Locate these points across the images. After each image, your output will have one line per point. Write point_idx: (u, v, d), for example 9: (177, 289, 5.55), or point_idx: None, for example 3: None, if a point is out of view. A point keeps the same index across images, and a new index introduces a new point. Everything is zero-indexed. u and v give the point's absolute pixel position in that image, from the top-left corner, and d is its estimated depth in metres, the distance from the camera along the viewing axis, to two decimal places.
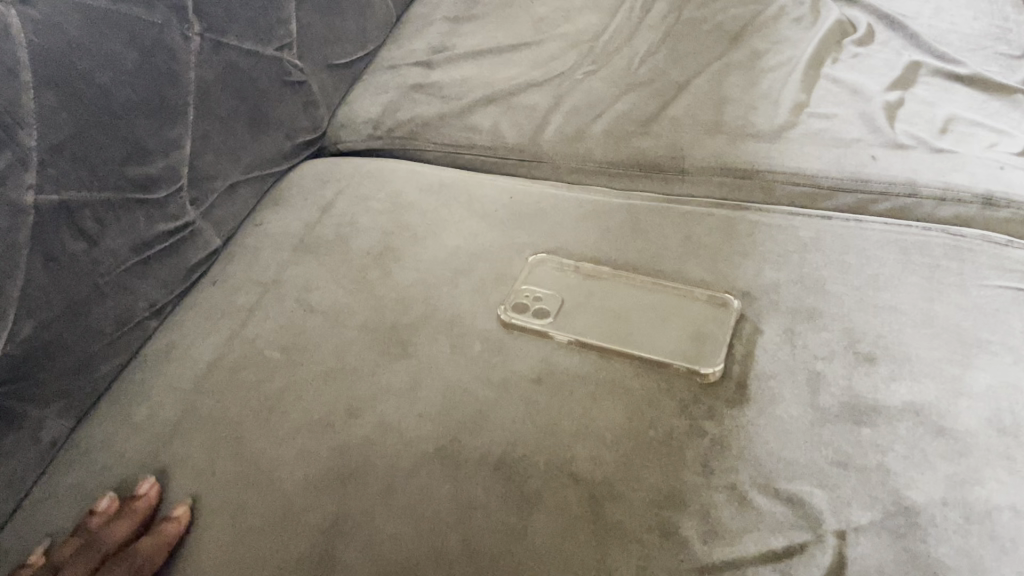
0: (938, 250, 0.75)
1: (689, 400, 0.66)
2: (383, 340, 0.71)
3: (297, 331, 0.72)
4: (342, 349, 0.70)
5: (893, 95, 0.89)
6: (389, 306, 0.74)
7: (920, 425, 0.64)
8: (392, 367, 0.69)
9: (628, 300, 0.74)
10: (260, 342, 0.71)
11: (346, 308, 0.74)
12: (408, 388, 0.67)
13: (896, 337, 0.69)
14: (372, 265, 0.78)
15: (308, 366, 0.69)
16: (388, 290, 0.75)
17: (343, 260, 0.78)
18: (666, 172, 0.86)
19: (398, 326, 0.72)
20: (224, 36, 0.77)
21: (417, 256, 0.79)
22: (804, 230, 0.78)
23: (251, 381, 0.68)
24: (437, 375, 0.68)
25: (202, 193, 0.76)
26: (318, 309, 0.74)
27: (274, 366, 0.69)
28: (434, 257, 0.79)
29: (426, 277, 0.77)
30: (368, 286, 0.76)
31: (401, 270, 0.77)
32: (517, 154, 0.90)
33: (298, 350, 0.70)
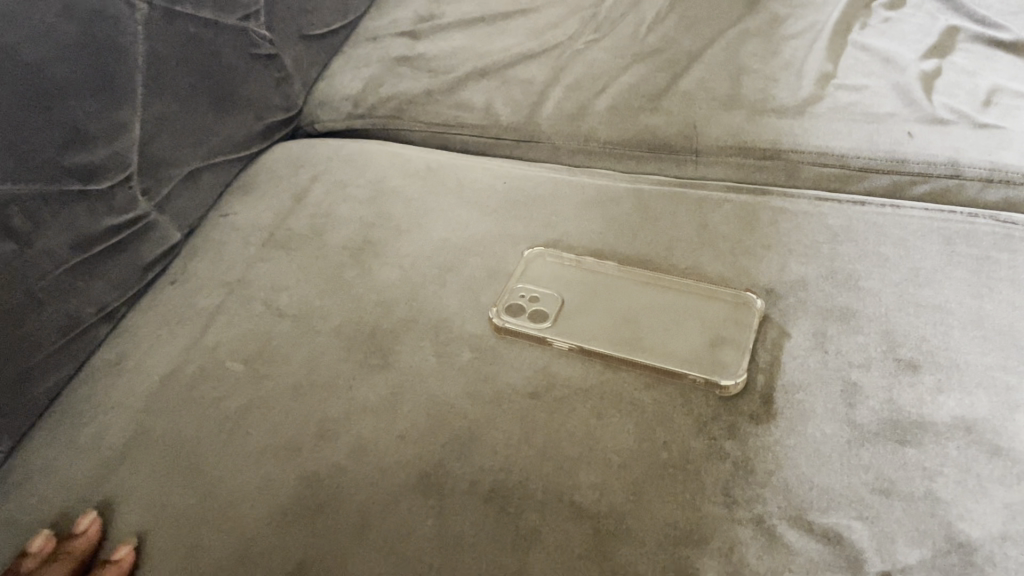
0: (987, 240, 0.66)
1: (707, 416, 0.58)
2: (361, 349, 0.63)
3: (264, 339, 0.64)
4: (315, 358, 0.62)
5: (929, 64, 0.80)
6: (368, 308, 0.66)
7: (972, 445, 0.55)
8: (370, 380, 0.61)
9: (637, 299, 0.66)
10: (223, 354, 0.63)
11: (320, 312, 0.66)
12: (387, 405, 0.59)
13: (941, 342, 0.61)
14: (350, 261, 0.70)
15: (276, 380, 0.61)
16: (367, 290, 0.67)
17: (318, 257, 0.70)
18: (678, 153, 0.77)
19: (378, 332, 0.64)
20: (177, 2, 0.67)
21: (401, 251, 0.70)
22: (834, 217, 0.70)
23: (212, 398, 0.60)
24: (421, 389, 0.60)
25: (156, 182, 0.67)
26: (289, 313, 0.66)
27: (238, 381, 0.61)
28: (419, 251, 0.70)
29: (410, 274, 0.68)
30: (345, 284, 0.68)
31: (383, 267, 0.69)
32: (512, 133, 0.82)
33: (266, 361, 0.63)
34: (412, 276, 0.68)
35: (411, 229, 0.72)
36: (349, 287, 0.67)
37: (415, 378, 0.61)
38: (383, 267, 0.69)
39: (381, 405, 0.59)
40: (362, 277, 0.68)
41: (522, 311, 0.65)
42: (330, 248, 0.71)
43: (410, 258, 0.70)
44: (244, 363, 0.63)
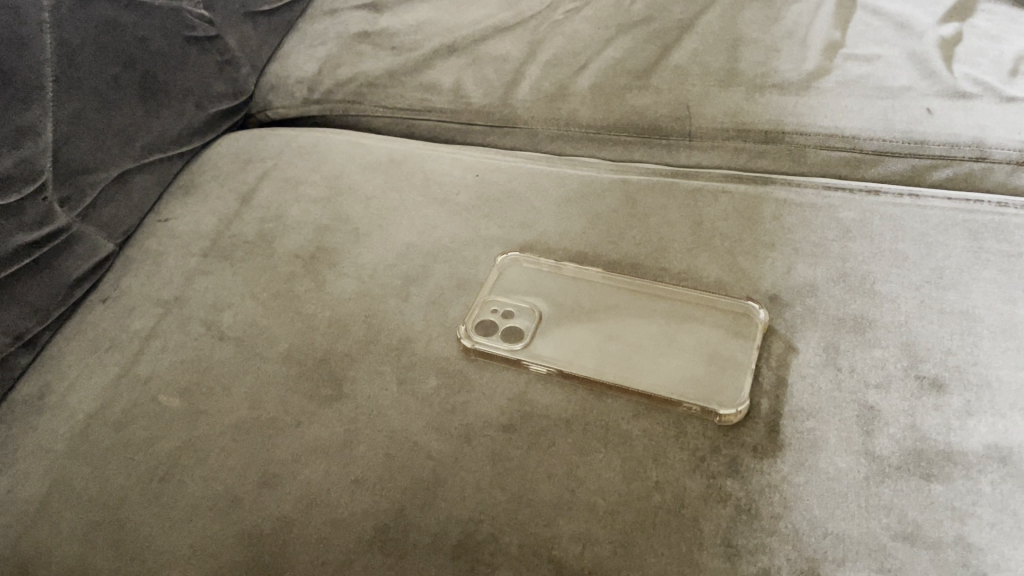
0: (1018, 233, 0.58)
1: (705, 450, 0.51)
2: (315, 377, 0.56)
3: (206, 368, 0.57)
4: (263, 391, 0.56)
5: (948, 29, 0.72)
6: (324, 328, 0.59)
7: (1009, 479, 0.48)
8: (324, 415, 0.54)
9: (624, 311, 0.59)
10: (159, 385, 0.56)
11: (270, 334, 0.59)
12: (343, 443, 0.53)
13: (970, 356, 0.53)
14: (304, 273, 0.62)
15: (218, 416, 0.54)
16: (322, 307, 0.60)
17: (269, 269, 0.63)
18: (670, 137, 0.69)
19: (334, 356, 0.57)
20: None
21: (361, 259, 0.63)
22: (845, 210, 0.62)
23: (145, 439, 0.54)
24: (380, 424, 0.53)
25: (76, 190, 0.60)
26: (235, 337, 0.59)
27: (175, 418, 0.54)
28: (382, 260, 0.63)
29: (371, 287, 0.61)
30: (299, 301, 0.61)
31: (340, 279, 0.62)
32: (485, 118, 0.74)
33: (208, 393, 0.56)
34: (373, 288, 0.61)
35: (372, 233, 0.65)
36: (303, 303, 0.60)
37: (375, 410, 0.54)
38: (341, 279, 0.62)
39: (335, 445, 0.53)
40: (317, 293, 0.61)
41: (495, 329, 0.58)
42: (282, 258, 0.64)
43: (370, 268, 0.62)
44: (182, 396, 0.56)
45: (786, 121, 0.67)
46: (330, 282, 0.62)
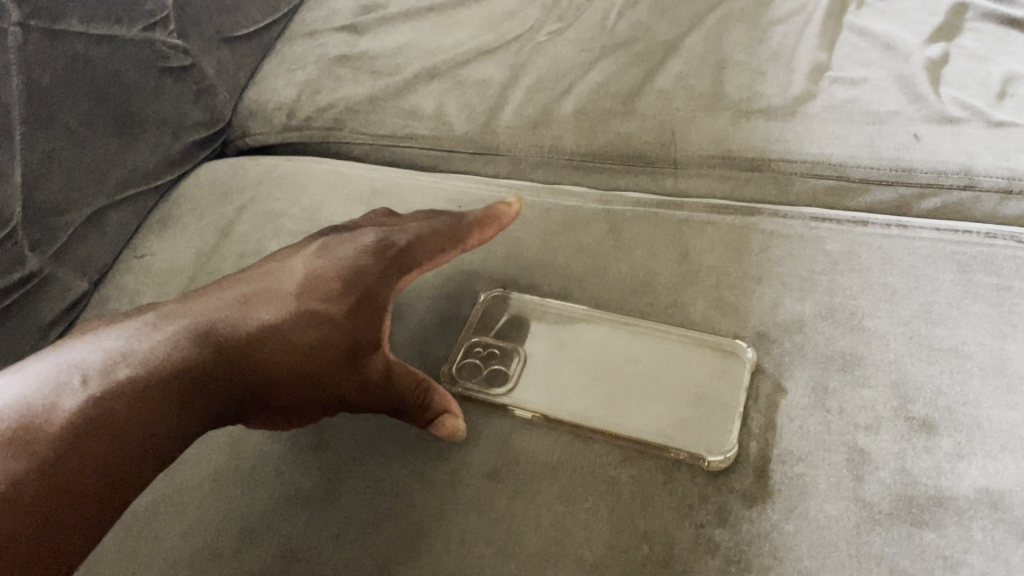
0: (1008, 265, 0.58)
1: (693, 497, 0.50)
2: (354, 333, 0.50)
3: (229, 306, 0.49)
4: (297, 340, 0.49)
5: (935, 49, 0.70)
6: (365, 279, 0.52)
7: (1000, 525, 0.48)
8: (360, 367, 0.50)
9: (611, 349, 0.58)
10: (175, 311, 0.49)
11: (308, 282, 0.51)
12: (370, 399, 0.51)
13: (960, 396, 0.53)
14: (349, 232, 0.55)
15: (246, 369, 0.48)
16: (370, 260, 0.53)
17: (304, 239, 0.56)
18: (656, 164, 0.68)
19: (375, 316, 0.51)
20: (58, 21, 0.58)
21: (435, 226, 0.57)
22: (832, 241, 0.61)
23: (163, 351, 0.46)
24: (408, 376, 0.51)
25: (49, 232, 0.58)
26: (260, 286, 0.51)
27: (195, 349, 0.47)
28: (442, 231, 0.57)
29: (415, 250, 0.55)
30: (343, 253, 0.53)
31: (392, 237, 0.55)
32: (467, 145, 0.72)
33: (231, 333, 0.48)
34: (416, 252, 0.55)
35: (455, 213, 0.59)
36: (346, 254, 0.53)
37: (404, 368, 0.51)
38: (398, 238, 0.55)
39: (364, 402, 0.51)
40: (364, 246, 0.53)
41: (481, 377, 0.58)
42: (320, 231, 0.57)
43: (427, 233, 0.56)
44: (202, 321, 0.48)
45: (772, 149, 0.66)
46: (380, 239, 0.54)
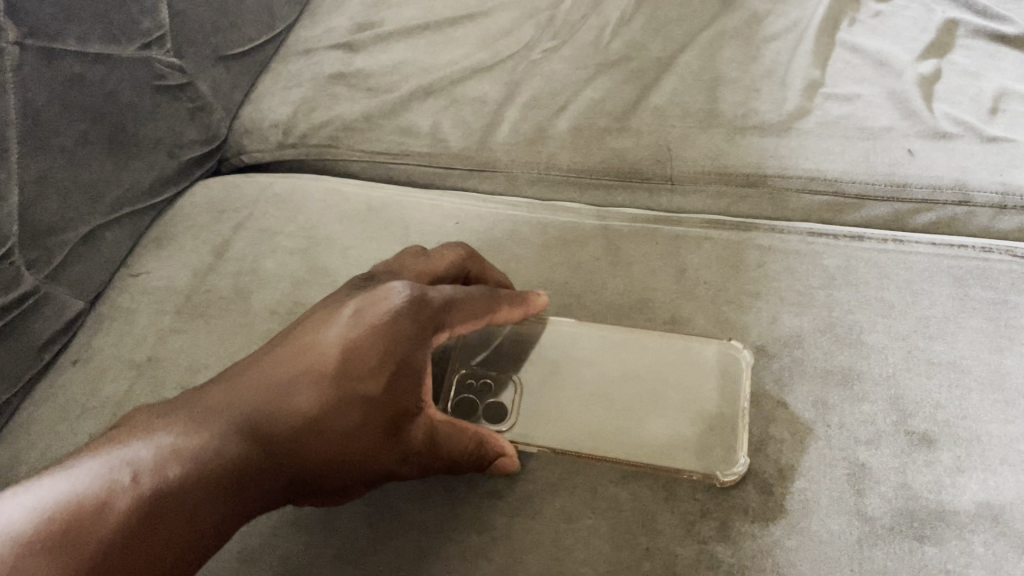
0: (1002, 279, 0.58)
1: (695, 514, 0.50)
2: (398, 403, 0.47)
3: (266, 391, 0.46)
4: (341, 422, 0.46)
5: (927, 66, 0.71)
6: (401, 348, 0.48)
7: (1001, 539, 0.48)
8: (406, 438, 0.48)
9: (609, 367, 0.58)
10: (197, 417, 0.44)
11: (346, 352, 0.47)
12: (419, 467, 0.49)
13: (959, 410, 0.53)
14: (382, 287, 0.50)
15: (288, 459, 0.45)
16: (407, 323, 0.49)
17: (333, 297, 0.52)
18: (652, 181, 0.68)
19: (416, 383, 0.48)
20: (56, 40, 0.57)
21: (473, 291, 0.53)
22: (829, 256, 0.61)
23: (206, 450, 0.42)
24: (454, 440, 0.49)
25: (46, 252, 0.58)
26: (296, 361, 0.47)
27: (238, 448, 0.43)
28: (479, 296, 0.53)
29: (453, 310, 0.51)
30: (378, 312, 0.49)
31: (428, 293, 0.51)
32: (463, 162, 0.72)
33: (269, 422, 0.45)
34: (454, 312, 0.52)
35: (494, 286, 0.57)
36: (382, 315, 0.48)
37: (450, 434, 0.49)
38: (434, 297, 0.51)
39: (416, 470, 0.49)
40: (403, 305, 0.49)
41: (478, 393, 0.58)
42: (351, 285, 0.54)
43: (463, 295, 0.52)
44: (234, 415, 0.44)
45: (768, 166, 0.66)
46: (418, 296, 0.50)
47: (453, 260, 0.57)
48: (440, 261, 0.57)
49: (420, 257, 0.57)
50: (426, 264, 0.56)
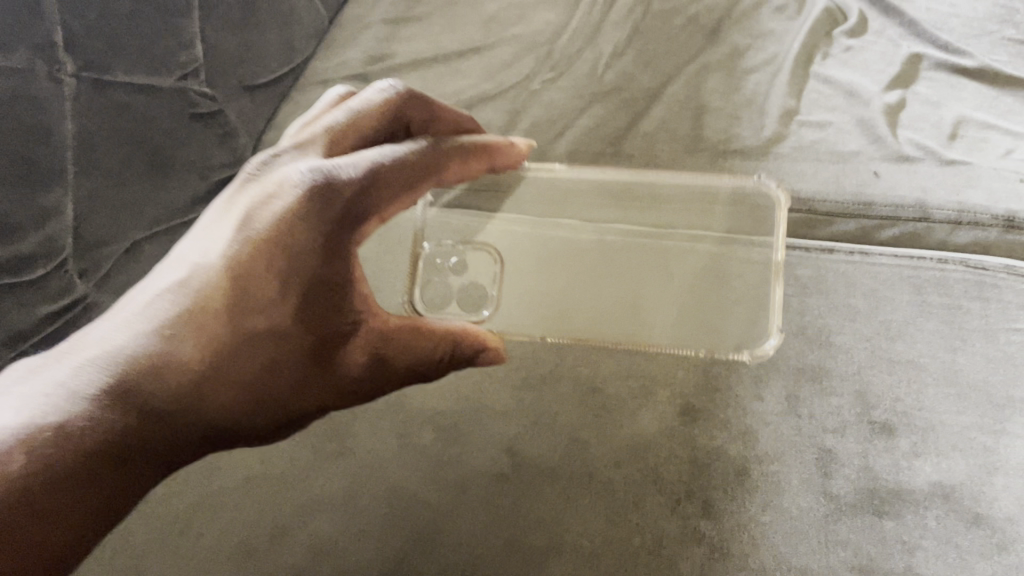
0: (958, 287, 0.64)
1: (680, 495, 0.56)
2: (313, 327, 0.50)
3: (160, 333, 0.47)
4: (260, 353, 0.49)
5: (893, 95, 0.77)
6: (299, 242, 0.50)
7: (950, 514, 0.55)
8: (340, 358, 0.51)
9: (604, 366, 0.62)
10: (88, 377, 0.45)
11: (241, 283, 0.49)
12: (376, 381, 0.53)
13: (916, 402, 0.59)
14: (278, 186, 0.51)
15: (208, 400, 0.48)
16: (311, 233, 0.50)
17: (227, 206, 0.53)
18: (639, 198, 0.73)
19: (324, 271, 0.50)
20: (106, 73, 0.63)
21: (404, 154, 0.52)
22: (802, 267, 0.67)
23: (105, 420, 0.44)
24: (408, 343, 0.52)
25: (93, 263, 0.65)
26: (189, 296, 0.49)
27: (143, 403, 0.45)
28: (413, 158, 0.52)
29: (376, 191, 0.51)
30: (272, 224, 0.50)
31: (336, 176, 0.50)
32: (476, 184, 0.75)
33: (174, 364, 0.47)
34: (377, 194, 0.51)
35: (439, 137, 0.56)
36: (277, 229, 0.49)
37: (400, 336, 0.52)
38: (346, 188, 0.50)
39: (359, 393, 0.53)
40: (300, 212, 0.49)
41: (483, 386, 0.62)
42: (258, 172, 0.54)
43: (388, 166, 0.51)
44: (134, 363, 0.46)
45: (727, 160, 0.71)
46: (320, 189, 0.50)
47: (381, 111, 0.56)
48: (363, 120, 0.56)
49: (342, 111, 0.56)
50: (347, 123, 0.55)
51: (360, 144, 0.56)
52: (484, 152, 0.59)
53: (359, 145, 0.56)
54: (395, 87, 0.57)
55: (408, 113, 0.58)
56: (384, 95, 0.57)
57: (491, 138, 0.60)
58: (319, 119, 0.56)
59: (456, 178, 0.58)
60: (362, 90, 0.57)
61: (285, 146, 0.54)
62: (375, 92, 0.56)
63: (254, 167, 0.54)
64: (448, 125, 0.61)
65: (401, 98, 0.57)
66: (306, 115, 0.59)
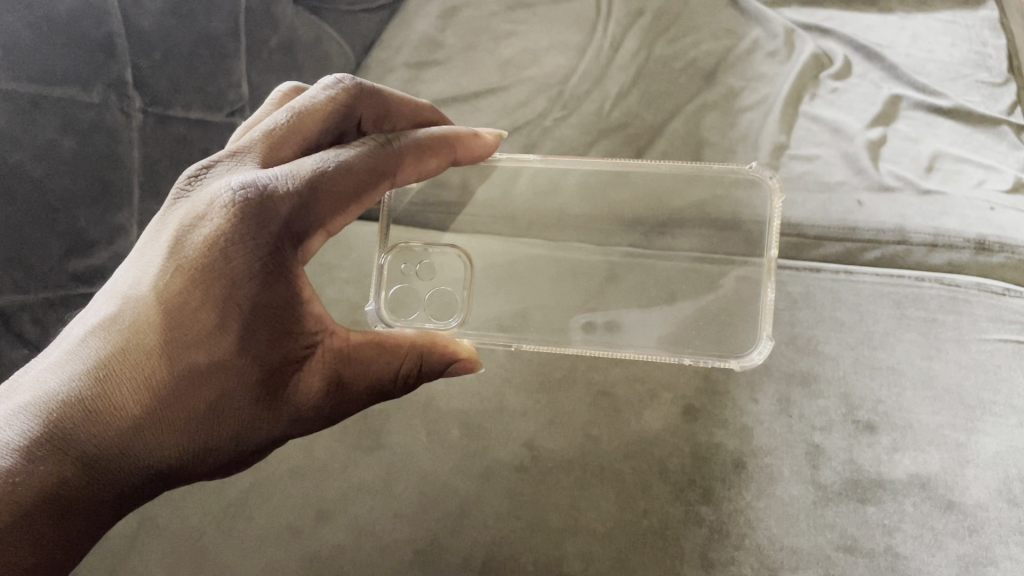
0: (933, 302, 0.71)
1: (683, 482, 0.66)
2: (260, 356, 0.49)
3: (100, 371, 0.46)
4: (206, 387, 0.48)
5: (875, 132, 0.84)
6: (231, 266, 0.48)
7: (927, 501, 0.63)
8: (297, 384, 0.51)
9: (615, 373, 0.71)
10: (22, 425, 0.44)
11: (176, 316, 0.47)
12: (334, 405, 0.52)
13: (896, 403, 0.67)
14: (209, 205, 0.49)
15: (157, 437, 0.47)
16: (246, 256, 0.48)
17: (154, 234, 0.50)
18: (648, 228, 0.80)
19: (265, 293, 0.49)
20: (168, 108, 0.70)
21: (348, 159, 0.53)
22: (792, 284, 0.74)
23: (43, 470, 0.43)
24: (369, 363, 0.52)
25: None
26: (121, 332, 0.47)
27: (86, 444, 0.45)
28: (357, 163, 0.53)
29: (317, 203, 0.51)
30: (205, 250, 0.48)
31: (273, 191, 0.49)
32: (490, 212, 0.82)
33: (119, 402, 0.46)
34: (321, 204, 0.51)
35: (393, 135, 0.58)
36: (210, 254, 0.48)
37: (362, 353, 0.52)
38: (284, 203, 0.50)
39: (318, 420, 0.52)
40: (234, 233, 0.48)
41: (503, 389, 0.71)
42: (191, 186, 0.52)
43: (328, 175, 0.51)
44: (76, 403, 0.45)
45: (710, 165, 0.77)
46: (257, 205, 0.49)
47: (325, 110, 0.57)
48: (313, 119, 0.56)
49: (283, 112, 0.55)
50: (287, 125, 0.55)
51: (303, 145, 0.56)
52: (427, 152, 0.60)
53: (301, 148, 0.56)
54: (341, 82, 0.58)
55: (362, 110, 0.60)
56: (330, 92, 0.57)
57: (444, 132, 0.62)
58: (261, 122, 0.56)
59: (408, 176, 0.60)
60: (310, 87, 0.58)
61: (221, 154, 0.54)
62: (319, 90, 0.57)
63: (187, 180, 0.52)
64: (409, 115, 0.65)
65: (349, 91, 0.59)
66: (250, 119, 0.59)
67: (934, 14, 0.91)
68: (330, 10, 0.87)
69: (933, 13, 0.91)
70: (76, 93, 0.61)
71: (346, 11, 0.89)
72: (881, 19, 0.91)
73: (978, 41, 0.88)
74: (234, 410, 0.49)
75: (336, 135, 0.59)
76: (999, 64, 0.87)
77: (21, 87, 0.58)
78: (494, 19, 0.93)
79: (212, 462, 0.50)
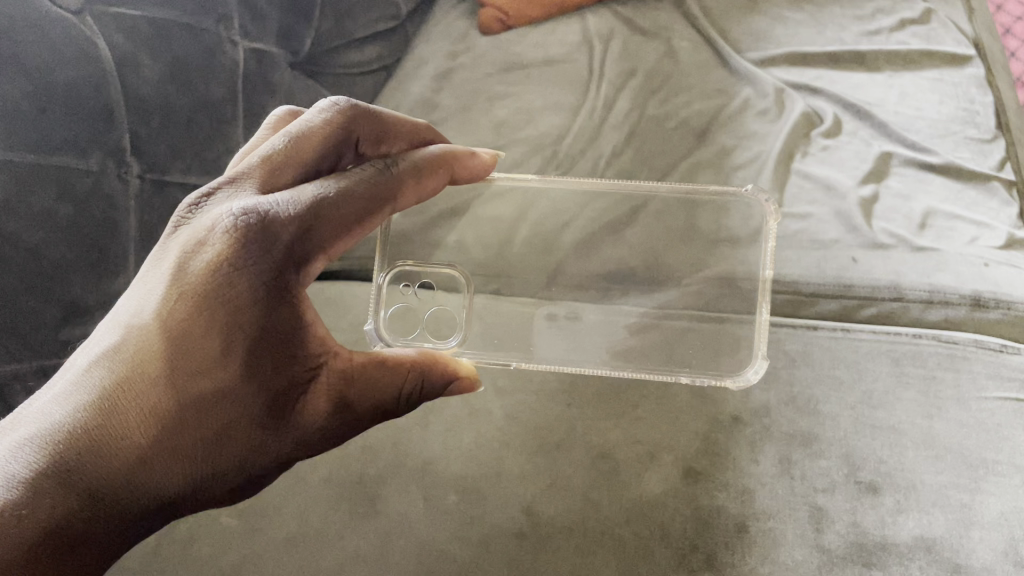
0: (931, 359, 0.71)
1: (686, 548, 0.65)
2: (263, 381, 0.47)
3: (106, 401, 0.42)
4: (212, 414, 0.45)
5: (867, 189, 0.84)
6: (237, 291, 0.46)
7: (933, 565, 0.63)
8: (301, 408, 0.48)
9: (614, 435, 0.71)
10: (26, 457, 0.39)
11: (180, 343, 0.44)
12: (339, 430, 0.50)
13: (899, 463, 0.67)
14: (209, 230, 0.46)
15: (162, 468, 0.43)
16: (250, 281, 0.46)
17: (153, 261, 0.47)
18: (641, 282, 0.80)
19: (269, 320, 0.47)
20: (166, 172, 0.70)
21: (347, 186, 0.50)
22: (790, 342, 0.75)
23: (49, 502, 0.39)
24: (374, 382, 0.50)
25: None
26: (127, 361, 0.43)
27: (93, 475, 0.41)
28: (357, 188, 0.51)
29: (319, 227, 0.48)
30: (208, 275, 0.45)
31: (274, 217, 0.47)
32: (487, 272, 0.81)
33: (125, 430, 0.42)
34: (325, 229, 0.48)
35: (392, 158, 0.56)
36: (215, 280, 0.45)
37: (367, 373, 0.50)
38: (286, 229, 0.47)
39: (321, 445, 0.49)
40: (237, 258, 0.46)
41: (501, 453, 0.71)
42: (189, 215, 0.49)
43: (329, 201, 0.49)
44: (83, 432, 0.41)
45: (708, 189, 0.80)
46: (260, 230, 0.46)
47: (323, 132, 0.53)
48: (310, 141, 0.52)
49: (280, 137, 0.52)
50: (286, 149, 0.52)
51: (304, 171, 0.52)
52: (425, 170, 0.57)
53: (301, 174, 0.52)
54: (337, 105, 0.55)
55: (359, 133, 0.57)
56: (325, 114, 0.54)
57: (440, 150, 0.59)
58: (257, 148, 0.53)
59: (415, 197, 0.57)
60: (304, 112, 0.55)
61: (218, 181, 0.51)
62: (316, 113, 0.54)
63: (185, 209, 0.49)
64: (405, 134, 0.61)
65: (345, 113, 0.55)
66: (247, 146, 0.57)
67: (922, 72, 0.92)
68: (325, 74, 0.88)
69: (921, 71, 0.93)
70: (73, 160, 0.61)
71: (342, 74, 0.90)
72: (868, 78, 0.93)
73: (965, 98, 0.90)
74: (241, 438, 0.46)
75: (337, 158, 0.55)
76: (987, 121, 0.88)
77: (23, 156, 0.57)
78: (489, 81, 0.94)
79: (214, 493, 0.46)
